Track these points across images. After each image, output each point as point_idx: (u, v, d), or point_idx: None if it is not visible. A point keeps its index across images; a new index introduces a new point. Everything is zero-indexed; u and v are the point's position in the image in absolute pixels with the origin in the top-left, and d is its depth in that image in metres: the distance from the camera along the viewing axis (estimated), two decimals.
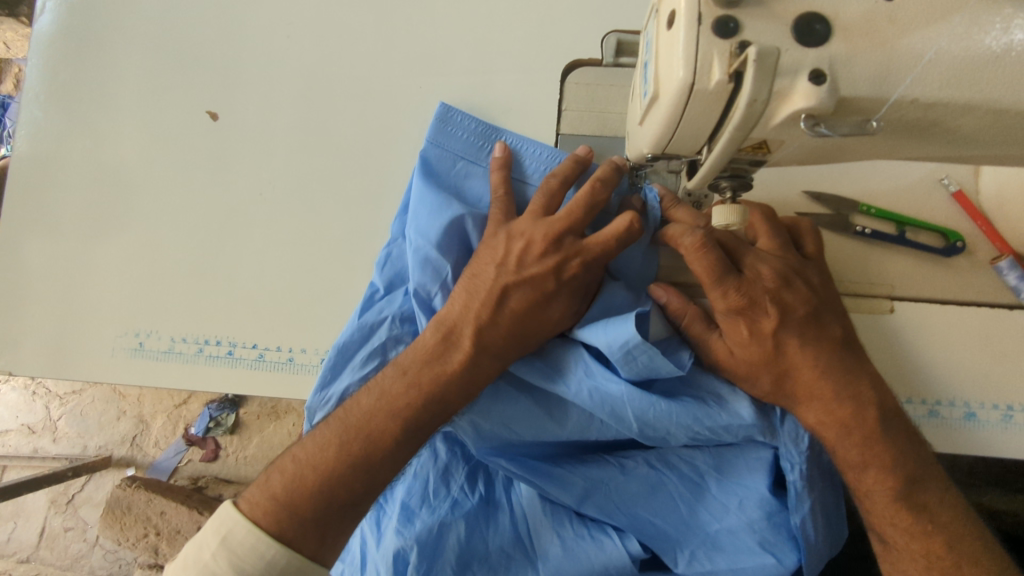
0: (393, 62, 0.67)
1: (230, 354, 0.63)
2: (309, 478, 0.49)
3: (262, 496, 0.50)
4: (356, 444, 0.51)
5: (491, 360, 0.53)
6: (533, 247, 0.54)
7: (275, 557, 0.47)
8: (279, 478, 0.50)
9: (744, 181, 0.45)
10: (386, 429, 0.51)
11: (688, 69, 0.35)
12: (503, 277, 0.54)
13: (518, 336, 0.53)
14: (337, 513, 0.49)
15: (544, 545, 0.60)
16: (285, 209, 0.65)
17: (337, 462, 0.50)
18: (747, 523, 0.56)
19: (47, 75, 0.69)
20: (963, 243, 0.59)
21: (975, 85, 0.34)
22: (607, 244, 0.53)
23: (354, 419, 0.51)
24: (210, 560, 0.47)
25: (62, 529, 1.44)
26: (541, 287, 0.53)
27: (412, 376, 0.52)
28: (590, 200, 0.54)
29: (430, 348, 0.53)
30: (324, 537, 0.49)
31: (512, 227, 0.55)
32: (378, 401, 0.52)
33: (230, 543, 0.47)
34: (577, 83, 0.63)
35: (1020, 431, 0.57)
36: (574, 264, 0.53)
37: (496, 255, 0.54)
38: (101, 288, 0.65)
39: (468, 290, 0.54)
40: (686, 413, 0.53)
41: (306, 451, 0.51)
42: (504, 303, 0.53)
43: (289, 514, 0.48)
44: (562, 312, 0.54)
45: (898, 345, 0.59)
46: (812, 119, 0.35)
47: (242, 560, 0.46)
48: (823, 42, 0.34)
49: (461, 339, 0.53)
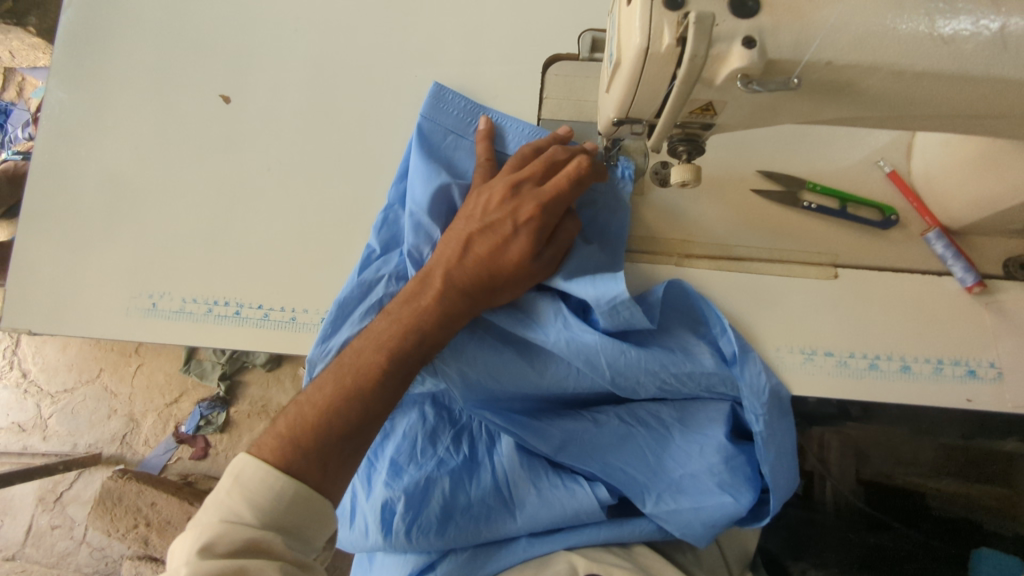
0: (391, 53, 0.75)
1: (238, 313, 0.69)
2: (310, 413, 0.55)
3: (270, 436, 0.55)
4: (349, 379, 0.57)
5: (460, 297, 0.59)
6: (494, 197, 0.60)
7: (283, 488, 0.51)
8: (286, 418, 0.56)
9: (697, 145, 0.52)
10: (372, 363, 0.57)
11: (644, 35, 0.42)
12: (471, 226, 0.60)
13: (483, 273, 0.59)
14: (337, 444, 0.54)
15: (521, 495, 0.67)
16: (290, 183, 0.72)
17: (333, 397, 0.56)
18: (708, 467, 0.64)
19: (72, 63, 0.76)
20: (896, 217, 0.67)
21: (876, 50, 0.42)
22: (560, 184, 0.58)
23: (349, 359, 0.58)
24: (225, 498, 0.50)
25: (49, 526, 1.45)
26: (502, 230, 0.59)
27: (394, 316, 0.59)
28: (547, 159, 0.61)
29: (409, 290, 0.60)
30: (326, 468, 0.53)
31: (482, 185, 0.62)
32: (368, 340, 0.59)
33: (243, 479, 0.51)
34: (557, 75, 0.73)
35: (950, 381, 0.63)
36: (530, 207, 0.59)
37: (467, 210, 0.62)
38: (115, 255, 0.71)
39: (443, 242, 0.61)
40: (653, 359, 0.61)
41: (308, 394, 0.57)
42: (472, 248, 0.60)
43: (293, 448, 0.53)
44: (521, 249, 0.59)
45: (841, 306, 0.66)
46: (746, 78, 0.42)
47: (253, 492, 0.50)
48: (753, 14, 0.42)
49: (434, 282, 0.59)
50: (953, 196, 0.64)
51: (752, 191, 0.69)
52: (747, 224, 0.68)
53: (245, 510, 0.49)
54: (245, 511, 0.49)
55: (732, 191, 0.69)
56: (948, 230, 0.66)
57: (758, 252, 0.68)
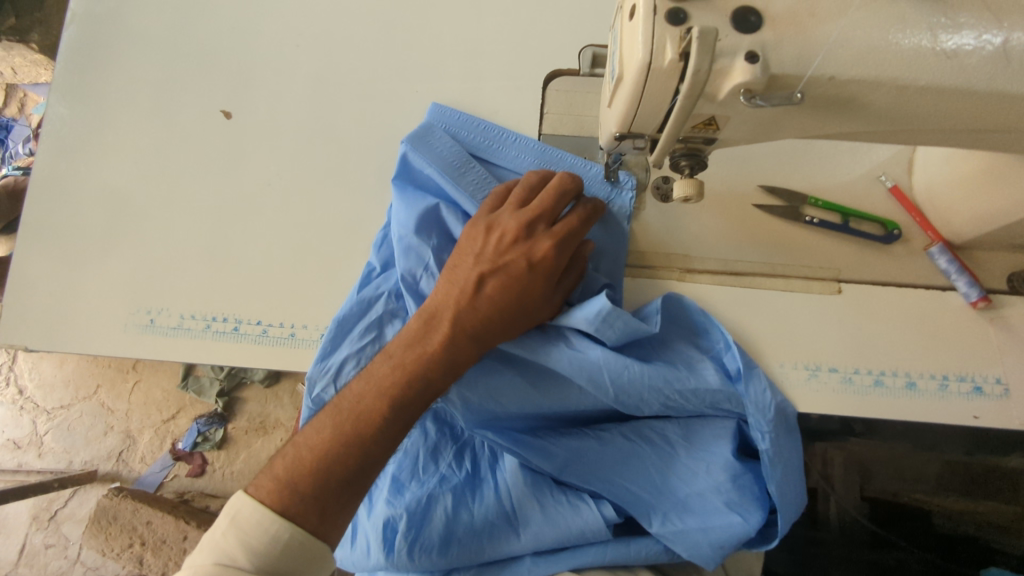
0: (391, 69, 0.75)
1: (236, 330, 0.68)
2: (309, 459, 0.54)
3: (267, 479, 0.54)
4: (350, 424, 0.55)
5: (467, 341, 0.58)
6: (505, 238, 0.59)
7: (279, 532, 0.51)
8: (282, 460, 0.55)
9: (700, 159, 0.52)
10: (377, 407, 0.56)
11: (647, 50, 0.42)
12: (481, 267, 0.59)
13: (493, 318, 0.58)
14: (336, 491, 0.53)
15: (524, 511, 0.66)
16: (291, 198, 0.71)
17: (332, 442, 0.55)
18: (715, 485, 0.63)
19: (74, 79, 0.76)
20: (899, 231, 0.67)
21: (880, 65, 0.42)
22: (572, 229, 0.59)
23: (348, 403, 0.57)
24: (221, 539, 0.51)
25: (42, 545, 1.43)
26: (514, 273, 0.58)
27: (397, 359, 0.58)
28: (559, 196, 0.60)
29: (413, 332, 0.58)
30: (325, 514, 0.53)
31: (491, 221, 0.61)
32: (368, 384, 0.57)
33: (239, 520, 0.51)
34: (558, 90, 0.74)
35: (956, 397, 0.63)
36: (545, 252, 0.58)
37: (475, 247, 0.60)
38: (114, 270, 0.70)
39: (449, 279, 0.60)
40: (657, 376, 0.60)
41: (306, 436, 0.56)
42: (480, 290, 0.58)
43: (291, 493, 0.52)
44: (533, 296, 0.58)
45: (845, 322, 0.65)
46: (749, 93, 0.42)
47: (249, 534, 0.50)
48: (756, 29, 0.42)
49: (442, 324, 0.58)
50: (956, 211, 0.64)
51: (754, 207, 0.69)
52: (749, 238, 0.68)
53: (238, 553, 0.50)
54: (239, 554, 0.50)
55: (734, 205, 0.69)
56: (951, 244, 0.66)
57: (759, 267, 0.67)
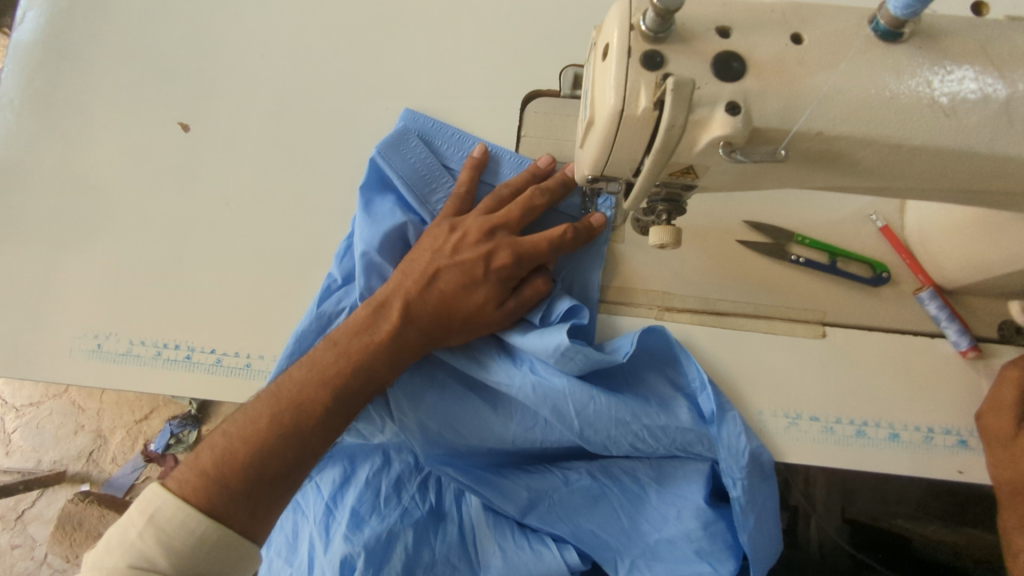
0: (362, 83, 0.71)
1: (188, 358, 0.64)
2: (240, 450, 0.51)
3: (191, 473, 0.51)
4: (289, 414, 0.53)
5: (416, 334, 0.57)
6: (468, 237, 0.59)
7: (206, 533, 0.48)
8: (209, 453, 0.52)
9: (678, 205, 0.49)
10: (316, 398, 0.54)
11: (619, 96, 0.38)
12: (438, 261, 0.59)
13: (444, 315, 0.57)
14: (268, 484, 0.51)
15: (487, 556, 0.63)
16: (252, 217, 0.67)
17: (268, 433, 0.52)
18: (685, 533, 0.60)
19: (25, 82, 0.71)
20: (888, 273, 0.64)
21: (872, 121, 0.38)
22: (537, 242, 0.58)
23: (287, 391, 0.54)
24: (136, 539, 0.46)
25: (8, 546, 1.39)
26: (471, 273, 0.58)
27: (342, 347, 0.56)
28: (528, 203, 0.59)
29: (360, 320, 0.57)
30: (255, 513, 0.50)
31: (456, 220, 0.60)
32: (309, 372, 0.55)
33: (158, 520, 0.47)
34: (536, 112, 0.69)
35: (940, 451, 0.60)
36: (504, 254, 0.58)
37: (435, 243, 0.59)
38: (60, 290, 0.66)
39: (405, 270, 0.59)
40: (624, 408, 0.57)
41: (238, 426, 0.53)
42: (434, 283, 0.58)
43: (219, 487, 0.50)
44: (485, 298, 0.57)
45: (829, 367, 0.62)
46: (729, 146, 0.38)
47: (171, 538, 0.47)
48: (738, 77, 0.38)
49: (392, 313, 0.57)
50: (948, 255, 0.61)
51: (738, 243, 0.65)
52: (730, 276, 0.65)
53: (157, 557, 0.46)
54: (158, 557, 0.46)
55: (718, 240, 0.66)
56: (941, 289, 0.63)
57: (741, 306, 0.64)
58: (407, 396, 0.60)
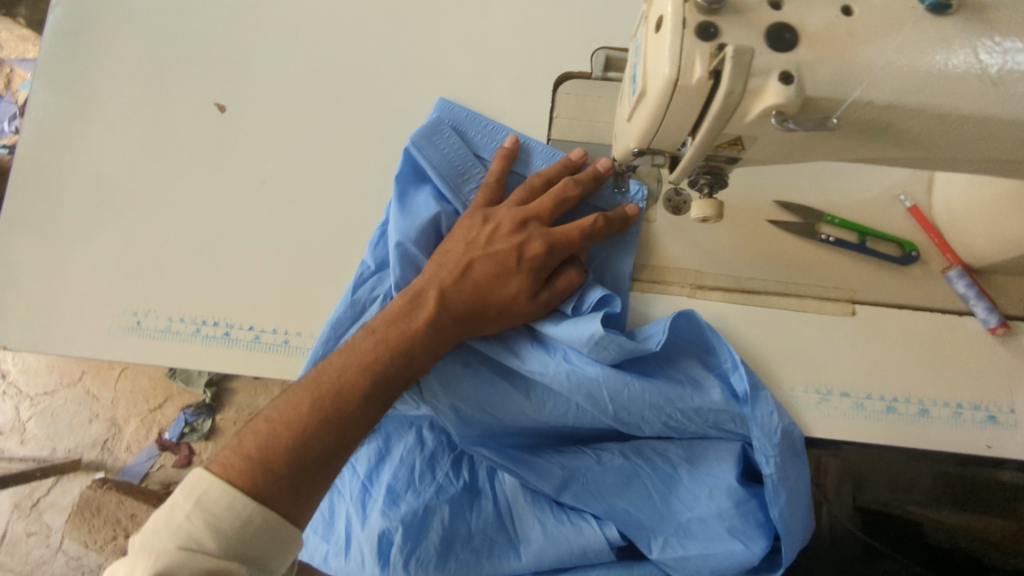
0: (396, 65, 0.71)
1: (226, 335, 0.65)
2: (282, 436, 0.52)
3: (236, 457, 0.51)
4: (330, 400, 0.54)
5: (451, 323, 0.57)
6: (502, 227, 0.59)
7: (250, 516, 0.48)
8: (253, 438, 0.52)
9: (720, 178, 0.50)
10: (355, 384, 0.54)
11: (674, 66, 0.39)
12: (472, 253, 0.59)
13: (479, 305, 0.58)
14: (311, 468, 0.52)
15: (525, 529, 0.64)
16: (287, 196, 0.68)
17: (310, 419, 0.53)
18: (717, 511, 0.60)
19: (60, 64, 0.72)
20: (917, 253, 0.65)
21: (922, 91, 0.39)
22: (570, 233, 0.59)
23: (328, 378, 0.55)
24: (184, 522, 0.47)
25: (24, 533, 1.39)
26: (505, 262, 0.58)
27: (380, 335, 0.57)
28: (562, 194, 0.60)
29: (397, 309, 0.57)
30: (298, 495, 0.51)
31: (490, 211, 0.61)
32: (349, 359, 0.56)
33: (205, 503, 0.48)
34: (568, 94, 0.69)
35: (969, 427, 0.61)
36: (537, 245, 0.58)
37: (468, 234, 0.60)
38: (98, 268, 0.67)
39: (440, 261, 0.60)
40: (658, 394, 0.58)
41: (280, 412, 0.53)
42: (469, 273, 0.59)
43: (263, 472, 0.50)
44: (518, 288, 0.58)
45: (858, 345, 0.63)
46: (781, 115, 0.39)
47: (218, 519, 0.47)
48: (791, 48, 0.39)
49: (428, 302, 0.57)
50: (978, 234, 0.62)
51: (769, 222, 0.66)
52: (761, 255, 0.66)
53: (206, 538, 0.47)
54: (207, 539, 0.47)
55: (749, 220, 0.66)
56: (969, 268, 0.64)
57: (772, 285, 0.65)
58: (441, 381, 0.61)
